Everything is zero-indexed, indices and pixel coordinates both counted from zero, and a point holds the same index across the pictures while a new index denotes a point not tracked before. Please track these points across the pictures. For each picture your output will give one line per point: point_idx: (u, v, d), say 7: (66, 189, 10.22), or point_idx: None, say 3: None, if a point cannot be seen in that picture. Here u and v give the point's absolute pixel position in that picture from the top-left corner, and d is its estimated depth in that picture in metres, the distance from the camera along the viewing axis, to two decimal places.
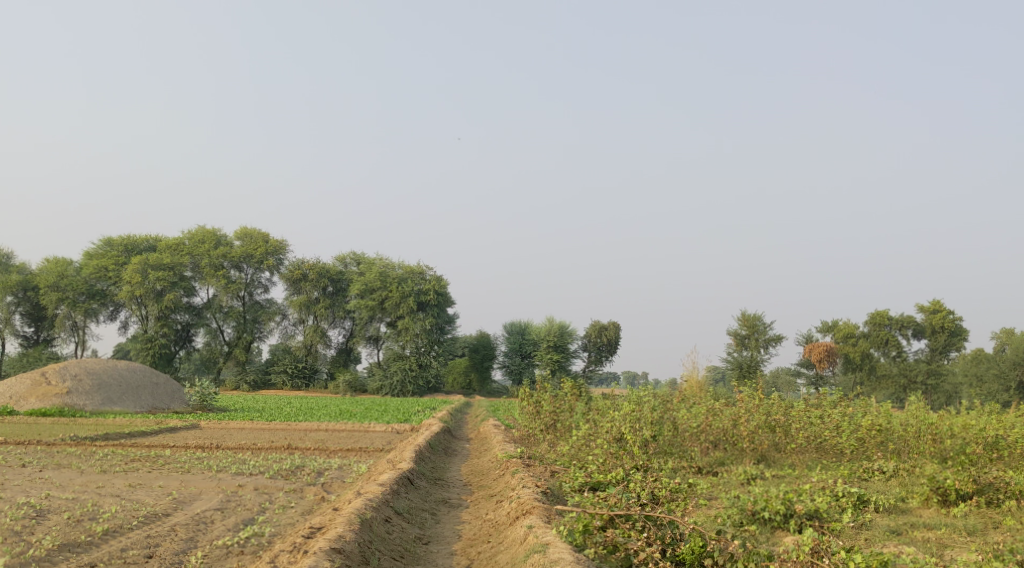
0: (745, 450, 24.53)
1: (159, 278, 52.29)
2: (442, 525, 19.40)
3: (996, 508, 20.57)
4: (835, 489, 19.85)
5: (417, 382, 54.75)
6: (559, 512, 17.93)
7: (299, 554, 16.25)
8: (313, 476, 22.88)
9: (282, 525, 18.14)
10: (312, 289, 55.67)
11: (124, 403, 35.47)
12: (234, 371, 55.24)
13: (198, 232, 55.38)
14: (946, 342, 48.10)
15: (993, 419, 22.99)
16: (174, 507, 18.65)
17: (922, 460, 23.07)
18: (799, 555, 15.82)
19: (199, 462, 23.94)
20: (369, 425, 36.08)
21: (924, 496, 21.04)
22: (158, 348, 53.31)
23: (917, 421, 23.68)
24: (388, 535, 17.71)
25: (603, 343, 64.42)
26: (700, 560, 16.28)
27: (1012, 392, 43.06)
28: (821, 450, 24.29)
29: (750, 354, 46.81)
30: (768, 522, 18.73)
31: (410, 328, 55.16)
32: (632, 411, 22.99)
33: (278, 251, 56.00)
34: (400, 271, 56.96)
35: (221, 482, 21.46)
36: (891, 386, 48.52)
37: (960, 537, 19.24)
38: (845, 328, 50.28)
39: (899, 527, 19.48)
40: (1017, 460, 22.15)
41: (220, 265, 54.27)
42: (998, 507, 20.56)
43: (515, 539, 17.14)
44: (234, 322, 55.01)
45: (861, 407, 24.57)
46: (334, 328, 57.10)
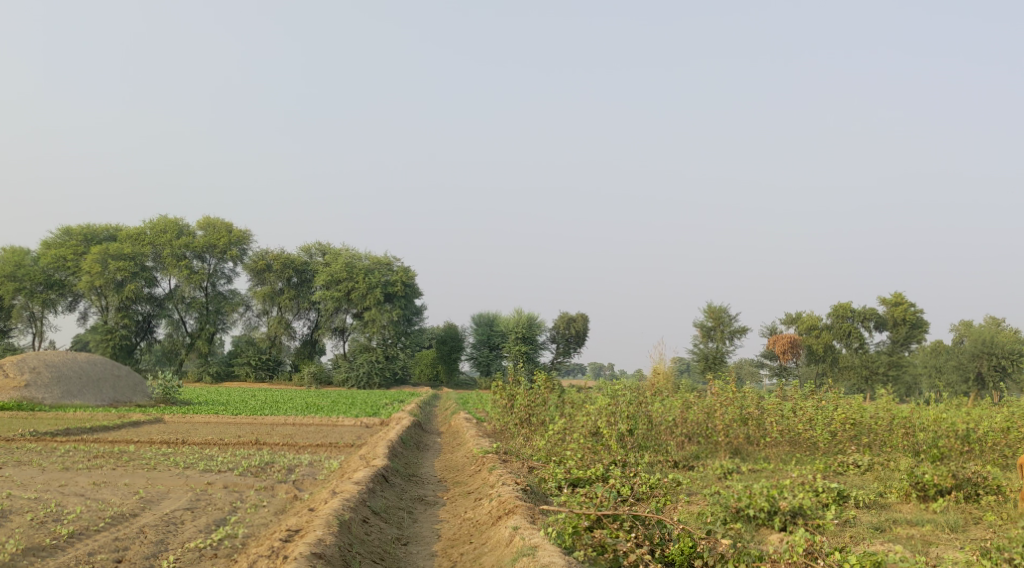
0: (720, 444, 23.96)
1: (119, 268, 51.12)
2: (420, 524, 18.87)
3: (975, 503, 20.05)
4: (814, 485, 19.08)
5: (384, 373, 54.32)
6: (543, 512, 17.46)
7: (278, 560, 15.58)
8: (284, 473, 22.22)
9: (255, 525, 17.51)
10: (275, 280, 54.79)
11: (84, 397, 34.55)
12: (196, 362, 54.28)
13: (159, 222, 54.10)
14: (907, 334, 47.87)
15: (963, 413, 23.08)
16: (142, 507, 17.96)
17: (896, 453, 22.72)
18: (793, 556, 15.39)
19: (165, 459, 23.19)
20: (337, 419, 35.41)
21: (903, 491, 20.35)
22: (119, 339, 52.16)
23: (887, 414, 23.74)
24: (368, 536, 17.15)
25: (572, 335, 64.00)
26: (689, 560, 15.86)
27: (971, 384, 42.17)
28: (795, 443, 23.78)
29: (716, 346, 46.58)
30: (752, 519, 18.12)
31: (376, 319, 54.45)
32: (607, 404, 22.61)
33: (241, 241, 55.05)
34: (366, 262, 56.21)
35: (189, 480, 20.76)
36: (853, 377, 48.31)
37: (943, 534, 18.65)
38: (809, 320, 50.04)
39: (882, 524, 18.94)
40: (985, 455, 22.28)
41: (182, 255, 53.21)
42: (976, 502, 20.05)
43: (500, 540, 16.57)
44: (197, 313, 53.97)
45: (832, 400, 24.13)
46: (299, 319, 56.22)
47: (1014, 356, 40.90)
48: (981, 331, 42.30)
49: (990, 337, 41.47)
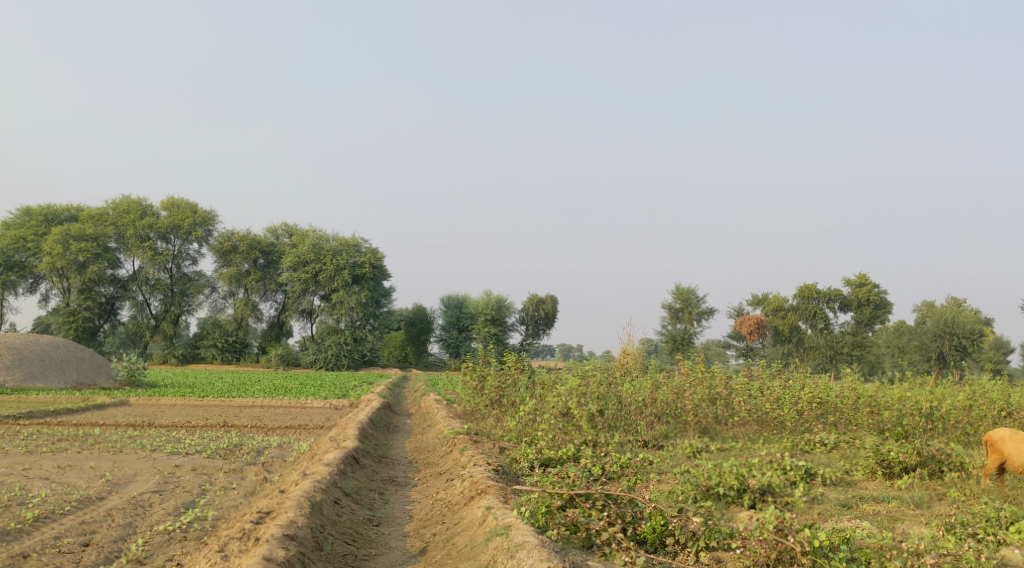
0: (689, 423, 23.85)
1: (81, 250, 50.38)
2: (392, 505, 18.77)
3: (939, 480, 19.57)
4: (782, 462, 19.08)
5: (352, 355, 54.42)
6: (516, 492, 17.41)
7: (249, 542, 15.39)
8: (252, 456, 22.01)
9: (225, 508, 17.32)
10: (242, 261, 54.31)
11: (47, 379, 34.09)
12: (161, 345, 53.76)
13: (122, 202, 53.44)
14: (871, 315, 47.45)
15: (926, 392, 23.25)
16: (108, 490, 17.73)
17: (861, 432, 22.83)
18: (762, 533, 15.10)
19: (131, 442, 22.92)
20: (306, 400, 35.20)
21: (869, 469, 19.98)
22: (81, 321, 51.47)
23: (853, 393, 23.84)
24: (339, 518, 17.02)
25: (541, 316, 63.96)
26: (661, 539, 15.86)
27: (933, 362, 42.32)
28: (763, 422, 23.87)
29: (684, 327, 46.72)
30: (722, 497, 17.96)
31: (344, 301, 54.07)
32: (577, 385, 22.66)
33: (206, 222, 54.53)
34: (334, 243, 55.77)
35: (156, 462, 20.50)
36: (818, 357, 48.36)
37: (909, 510, 18.11)
38: (775, 301, 50.27)
39: (849, 501, 18.43)
40: (948, 432, 22.31)
41: (146, 236, 52.59)
42: (941, 479, 19.56)
43: (473, 520, 16.45)
44: (161, 295, 53.38)
45: (799, 380, 24.28)
46: (265, 301, 55.78)
47: (974, 335, 41.27)
48: (944, 311, 42.58)
49: (951, 318, 41.72)
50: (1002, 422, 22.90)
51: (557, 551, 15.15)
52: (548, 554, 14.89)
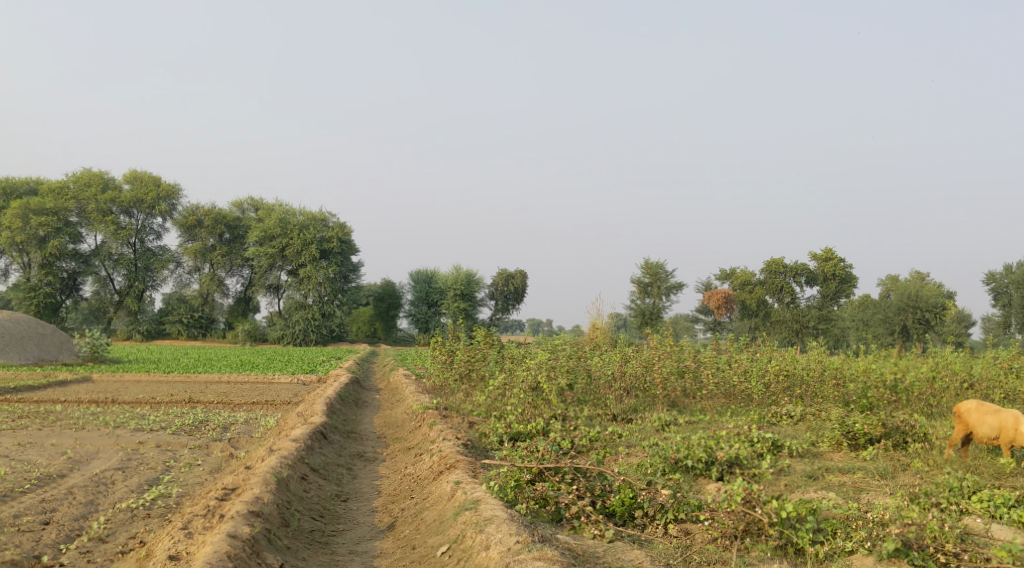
0: (657, 397, 23.73)
1: (42, 224, 49.52)
2: (360, 481, 18.60)
3: (903, 452, 19.51)
4: (749, 435, 19.03)
5: (320, 331, 54.33)
6: (484, 466, 17.29)
7: (214, 519, 15.15)
8: (218, 432, 21.73)
9: (190, 484, 17.09)
10: (207, 236, 53.70)
11: (8, 355, 33.54)
12: (126, 321, 53.14)
13: (83, 175, 52.62)
14: (837, 289, 47.48)
15: (891, 365, 23.43)
16: (70, 468, 17.42)
17: (827, 404, 22.79)
18: (730, 505, 15.02)
19: (94, 418, 22.56)
20: (273, 376, 34.94)
21: (835, 441, 20.02)
22: (43, 297, 50.70)
23: (818, 366, 23.85)
24: (306, 494, 16.83)
25: (510, 292, 63.78)
26: (630, 511, 15.74)
27: (896, 336, 42.60)
28: (730, 396, 23.80)
29: (653, 301, 46.72)
30: (691, 469, 17.83)
31: (312, 276, 53.64)
32: (547, 359, 22.45)
33: (170, 196, 53.89)
34: (301, 218, 55.15)
35: (119, 439, 20.18)
36: (784, 331, 48.45)
37: (875, 481, 18.04)
38: (744, 276, 50.34)
39: (815, 472, 18.37)
40: (914, 403, 22.54)
41: (108, 210, 51.84)
42: (905, 450, 19.49)
43: (442, 495, 16.30)
44: (125, 270, 52.71)
45: (767, 353, 24.32)
46: (232, 276, 55.27)
47: (937, 309, 41.52)
48: (907, 285, 42.79)
49: (915, 292, 41.93)
50: (965, 394, 22.90)
51: (526, 525, 14.98)
52: (516, 528, 14.75)
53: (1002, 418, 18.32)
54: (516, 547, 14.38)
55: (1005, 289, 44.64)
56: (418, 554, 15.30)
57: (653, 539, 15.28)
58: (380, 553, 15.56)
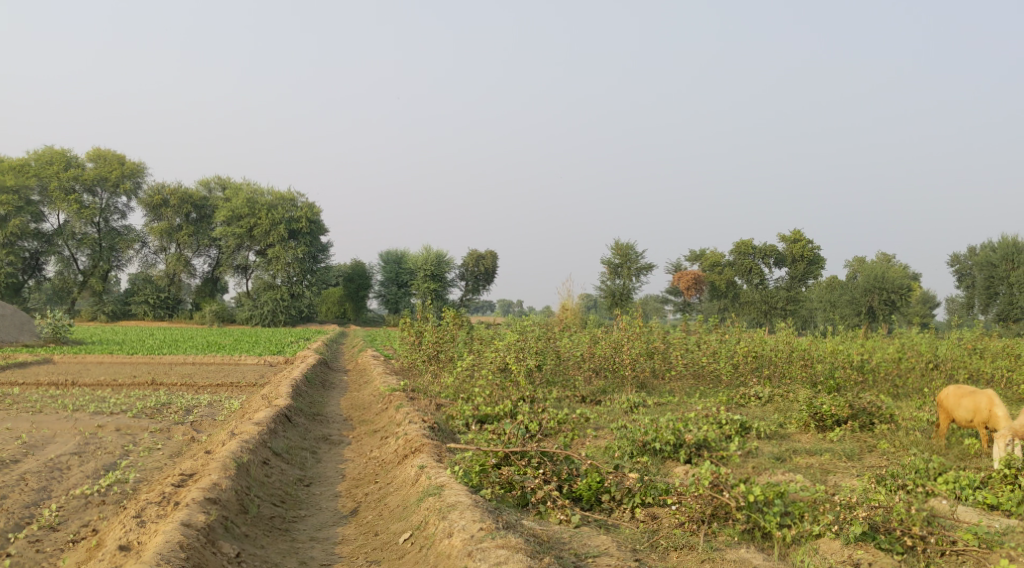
0: (626, 378, 23.42)
1: (3, 203, 48.59)
2: (324, 464, 18.31)
3: (869, 433, 19.40)
4: (717, 417, 18.86)
5: (289, 311, 53.84)
6: (450, 450, 17.06)
7: (168, 506, 14.82)
8: (180, 415, 21.34)
9: (149, 469, 16.75)
10: (173, 216, 52.99)
11: None
12: (90, 301, 52.37)
13: (45, 153, 51.73)
14: (805, 271, 47.52)
15: (858, 346, 23.48)
16: (24, 453, 17.03)
17: (795, 385, 22.68)
18: (698, 489, 14.87)
19: (52, 401, 22.09)
20: (240, 357, 34.52)
21: (803, 422, 19.79)
22: (5, 277, 49.77)
23: (787, 346, 23.66)
24: (267, 479, 16.53)
25: (480, 272, 63.44)
26: (597, 496, 15.57)
27: (863, 317, 42.74)
28: (699, 376, 23.56)
29: (623, 282, 46.58)
30: (658, 452, 17.49)
31: (280, 257, 53.14)
32: (515, 341, 22.08)
33: (135, 174, 53.14)
34: (269, 198, 54.45)
35: (77, 423, 19.75)
36: (753, 312, 48.48)
37: (842, 463, 17.88)
38: (713, 257, 50.29)
39: (783, 454, 18.13)
40: (880, 384, 22.64)
41: (71, 189, 51.04)
42: (872, 431, 19.40)
43: (406, 480, 16.05)
44: (89, 250, 51.91)
45: (736, 334, 24.16)
46: (198, 257, 54.61)
47: (903, 290, 41.65)
48: (873, 267, 42.92)
49: (881, 273, 42.04)
50: (930, 374, 22.91)
51: (490, 511, 14.76)
52: (479, 515, 14.54)
53: (976, 401, 18.13)
54: (480, 534, 14.16)
55: (969, 270, 44.92)
56: (381, 540, 15.06)
57: (619, 523, 15.13)
58: (341, 540, 15.30)
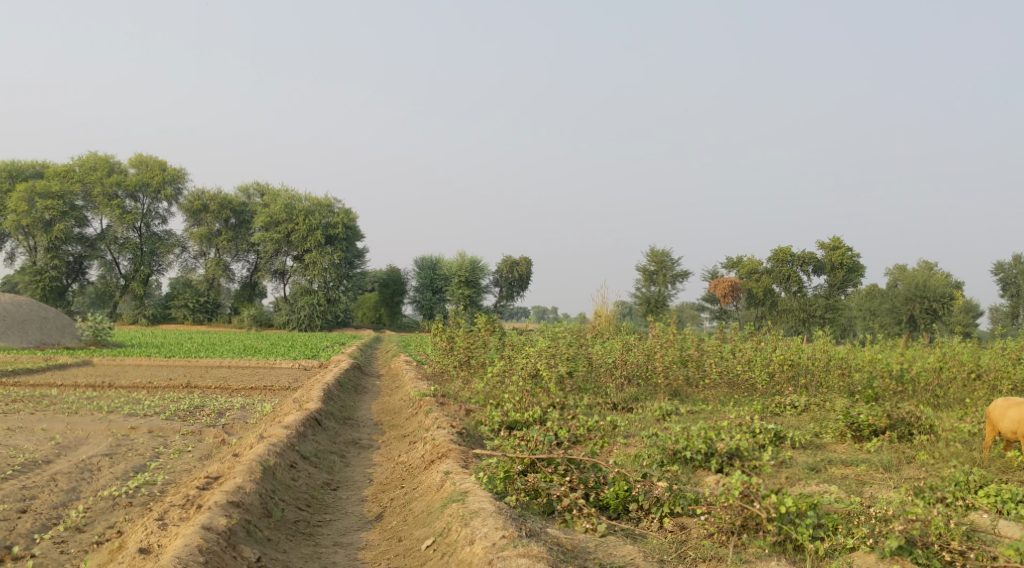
0: (659, 385, 23.28)
1: (48, 208, 49.17)
2: (352, 468, 18.32)
3: (908, 443, 19.01)
4: (751, 426, 18.63)
5: (326, 316, 54.10)
6: (477, 456, 17.01)
7: (191, 509, 14.89)
8: (213, 417, 21.46)
9: (177, 471, 16.86)
10: (212, 221, 53.44)
11: (10, 338, 33.28)
12: (131, 305, 52.90)
13: (89, 159, 52.47)
14: (844, 279, 47.08)
15: (897, 354, 23.10)
16: (56, 454, 17.20)
17: (831, 394, 22.37)
18: (728, 499, 14.68)
19: (89, 402, 22.30)
20: (275, 360, 34.72)
21: (839, 431, 19.54)
22: (49, 280, 50.42)
23: (824, 355, 23.42)
24: (294, 482, 16.58)
25: (515, 278, 63.39)
26: (624, 504, 15.44)
27: (903, 326, 42.18)
28: (733, 385, 23.30)
29: (658, 289, 46.34)
30: (689, 461, 17.31)
31: (317, 262, 53.37)
32: (547, 348, 21.97)
33: (176, 180, 53.63)
34: (306, 203, 54.82)
35: (111, 424, 19.91)
36: (791, 320, 48.03)
37: (879, 474, 17.61)
38: (751, 264, 49.61)
39: (817, 464, 17.86)
40: (920, 395, 22.18)
41: (114, 194, 51.61)
42: (910, 442, 18.99)
43: (431, 486, 16.00)
44: (131, 255, 52.43)
45: (771, 342, 23.95)
46: (237, 262, 54.97)
47: (945, 298, 41.08)
48: (915, 275, 42.40)
49: (922, 281, 41.50)
50: (972, 385, 22.55)
51: (514, 518, 14.69)
52: (502, 522, 14.46)
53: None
54: (501, 542, 14.09)
55: (1013, 279, 44.20)
56: (404, 546, 15.03)
57: (646, 533, 14.98)
58: (365, 545, 15.29)
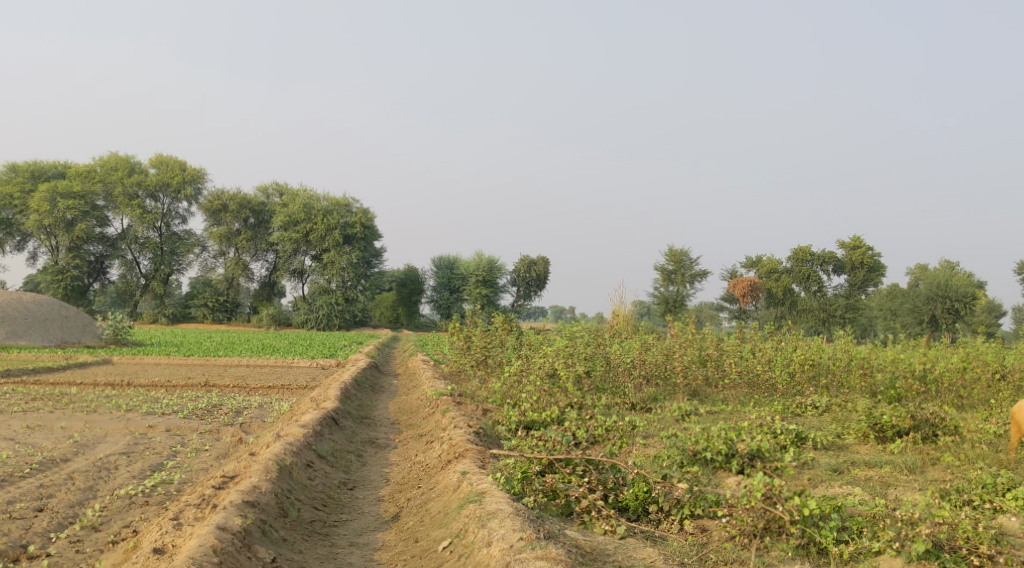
0: (678, 385, 23.10)
1: (70, 207, 49.28)
2: (369, 468, 18.20)
3: (932, 445, 18.69)
4: (772, 426, 18.41)
5: (344, 316, 54.05)
6: (494, 456, 16.87)
7: (206, 509, 14.80)
8: (231, 416, 21.38)
9: (194, 470, 16.79)
10: (232, 221, 53.51)
11: (31, 337, 33.31)
12: (152, 304, 52.99)
13: (110, 159, 52.66)
14: (865, 278, 46.78)
15: (920, 354, 22.81)
16: (74, 452, 17.15)
17: (853, 395, 22.12)
18: (750, 502, 14.39)
19: (107, 401, 22.25)
20: (293, 359, 34.67)
21: (861, 432, 19.28)
22: (70, 280, 50.56)
23: (846, 355, 23.19)
24: (310, 482, 16.48)
25: (533, 278, 63.23)
26: (644, 506, 15.27)
27: (925, 326, 41.77)
28: (754, 385, 23.00)
29: (677, 289, 46.06)
30: (710, 462, 17.09)
31: (336, 262, 53.30)
32: (564, 347, 21.84)
33: (196, 180, 53.73)
34: (325, 203, 54.90)
35: (129, 423, 19.87)
36: (811, 320, 47.63)
37: (903, 476, 17.36)
38: (769, 264, 49.00)
39: (840, 466, 17.64)
40: (944, 395, 21.79)
41: (134, 194, 51.74)
42: (935, 444, 18.69)
43: (448, 486, 15.87)
44: (151, 254, 52.51)
45: (792, 342, 23.73)
46: (256, 261, 55.00)
47: (967, 298, 40.68)
48: (935, 275, 41.98)
49: (943, 281, 41.11)
50: (996, 385, 22.32)
51: (532, 520, 14.53)
52: (520, 524, 14.31)
53: None
54: (519, 544, 13.93)
55: None
56: (421, 547, 14.90)
57: (667, 535, 14.79)
58: (381, 546, 15.18)
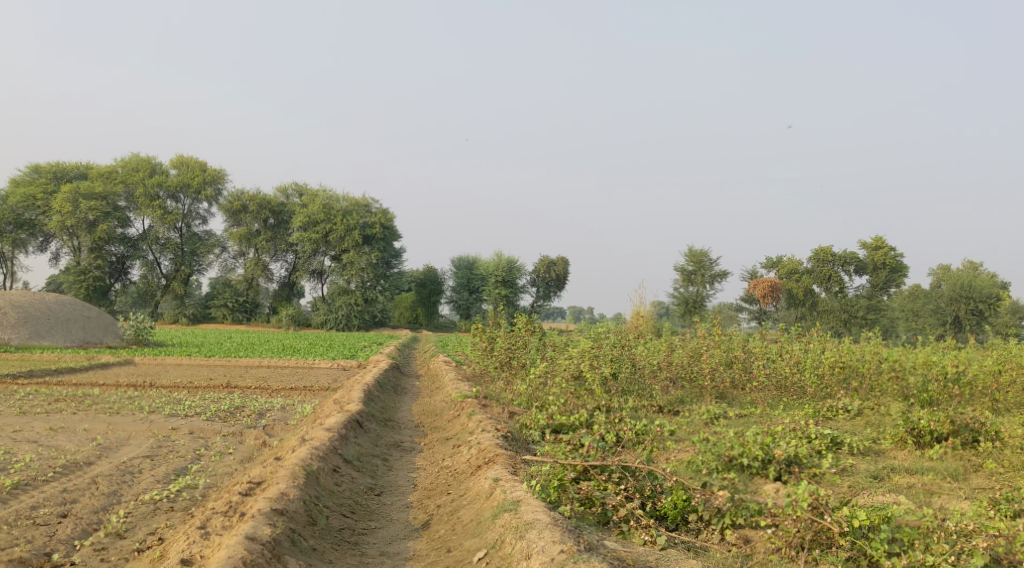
0: (705, 388, 22.75)
1: (92, 208, 49.22)
2: (396, 473, 17.89)
3: (973, 450, 18.27)
4: (807, 431, 18.10)
5: (363, 316, 53.71)
6: (524, 461, 16.52)
7: (234, 517, 14.52)
8: (253, 418, 21.11)
9: (219, 475, 16.52)
10: (252, 221, 53.34)
11: (53, 338, 33.16)
12: (173, 304, 52.99)
13: (131, 160, 52.53)
14: (887, 278, 46.37)
15: (953, 357, 22.29)
16: (97, 455, 16.91)
17: (886, 398, 21.65)
18: (796, 511, 14.09)
19: (129, 402, 22.02)
20: (315, 361, 34.44)
21: (899, 437, 18.77)
22: (92, 280, 50.58)
23: (876, 358, 22.58)
24: (338, 488, 16.20)
25: (553, 279, 62.85)
26: (682, 515, 14.91)
27: (947, 327, 41.15)
28: (782, 388, 22.47)
29: (697, 290, 45.65)
30: (745, 469, 16.63)
31: (355, 262, 53.07)
32: (589, 348, 21.43)
33: (216, 181, 53.61)
34: (344, 203, 54.86)
35: (152, 425, 19.61)
36: (832, 321, 47.05)
37: (946, 483, 16.90)
38: (790, 263, 48.41)
39: (879, 473, 17.19)
40: (972, 398, 21.40)
41: (155, 195, 51.65)
42: (976, 449, 18.25)
43: (480, 493, 15.52)
44: (172, 255, 52.40)
45: (819, 343, 23.29)
46: (276, 261, 54.87)
47: (991, 299, 40.14)
48: (958, 275, 41.44)
49: (967, 281, 40.52)
50: None
51: (570, 530, 14.19)
52: (559, 535, 13.96)
53: None
54: (560, 558, 13.60)
55: None
56: (453, 558, 14.57)
57: (708, 546, 14.42)
58: (413, 556, 14.87)
